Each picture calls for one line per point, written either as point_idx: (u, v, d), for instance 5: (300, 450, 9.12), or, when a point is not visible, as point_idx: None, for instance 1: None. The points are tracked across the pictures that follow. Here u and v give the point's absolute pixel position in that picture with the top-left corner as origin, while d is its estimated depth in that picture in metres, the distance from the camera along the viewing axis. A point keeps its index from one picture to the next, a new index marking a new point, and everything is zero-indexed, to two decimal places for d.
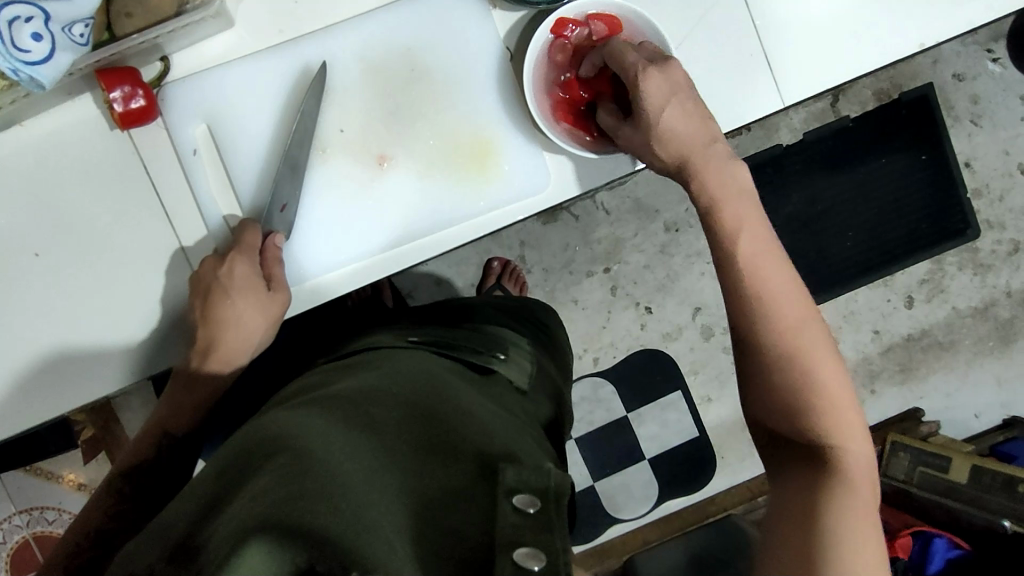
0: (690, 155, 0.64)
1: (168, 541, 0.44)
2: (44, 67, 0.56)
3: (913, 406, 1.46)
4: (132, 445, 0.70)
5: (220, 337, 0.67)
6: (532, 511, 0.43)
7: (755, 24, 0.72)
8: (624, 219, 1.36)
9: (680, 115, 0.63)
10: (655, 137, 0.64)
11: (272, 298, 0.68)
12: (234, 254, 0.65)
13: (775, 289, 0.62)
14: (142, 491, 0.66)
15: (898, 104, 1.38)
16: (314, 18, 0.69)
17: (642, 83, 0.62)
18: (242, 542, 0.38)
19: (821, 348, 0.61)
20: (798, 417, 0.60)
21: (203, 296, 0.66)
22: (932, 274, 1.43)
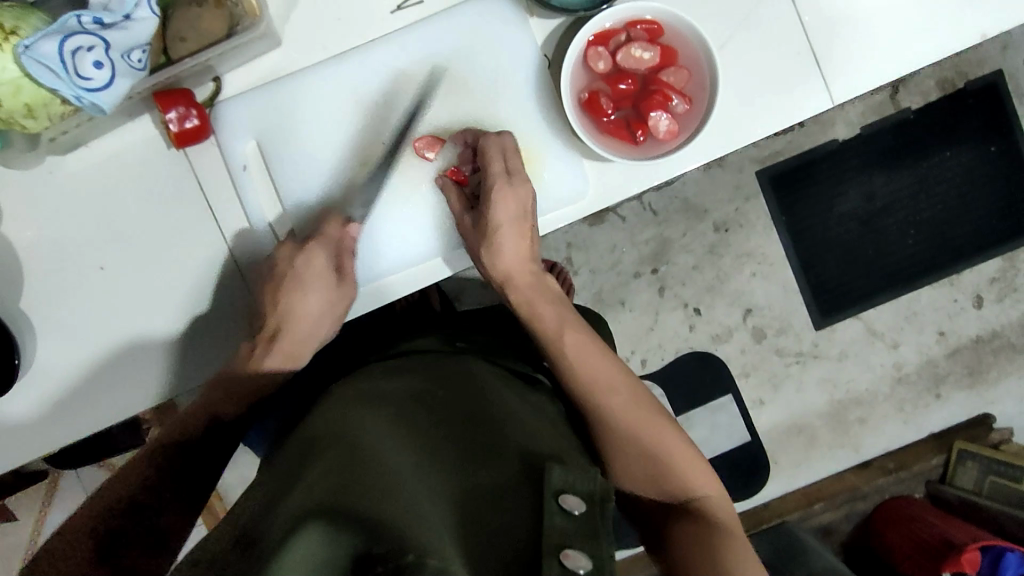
0: (513, 273, 0.71)
1: (232, 532, 0.45)
2: (105, 93, 0.59)
3: (982, 411, 1.39)
4: (179, 421, 0.70)
5: (290, 321, 0.71)
6: (578, 512, 0.42)
7: (802, 21, 0.70)
8: (672, 219, 1.34)
9: (516, 238, 0.70)
10: (490, 248, 0.69)
11: (340, 289, 0.71)
12: (314, 242, 0.69)
13: (604, 378, 0.65)
14: (178, 474, 0.64)
15: (964, 94, 1.31)
16: (357, 33, 0.71)
17: (495, 200, 0.67)
18: (300, 527, 0.39)
19: (638, 406, 0.63)
20: (656, 481, 0.61)
21: (278, 281, 0.70)
22: (1003, 272, 1.35)
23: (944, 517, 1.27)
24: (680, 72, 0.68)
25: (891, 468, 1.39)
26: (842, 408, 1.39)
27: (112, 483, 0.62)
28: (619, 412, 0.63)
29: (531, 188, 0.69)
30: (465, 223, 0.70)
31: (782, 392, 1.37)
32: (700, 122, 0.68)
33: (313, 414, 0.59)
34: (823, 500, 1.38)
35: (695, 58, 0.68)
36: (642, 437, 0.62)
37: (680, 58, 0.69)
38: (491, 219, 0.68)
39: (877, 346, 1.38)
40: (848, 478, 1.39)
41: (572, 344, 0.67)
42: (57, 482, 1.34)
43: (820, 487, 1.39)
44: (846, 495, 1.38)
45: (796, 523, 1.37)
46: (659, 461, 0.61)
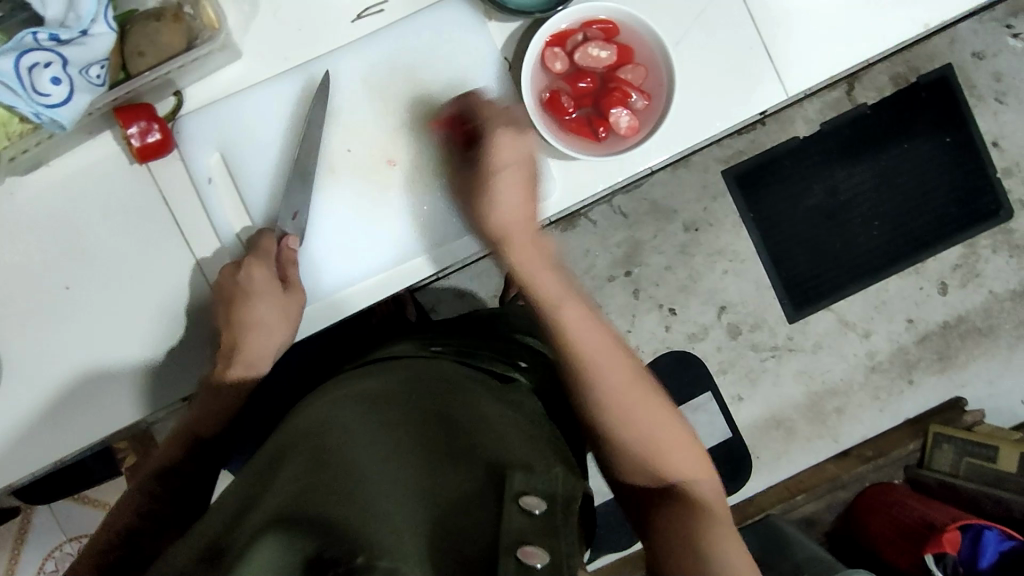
0: (511, 228, 0.64)
1: (197, 542, 0.45)
2: (64, 109, 0.59)
3: (954, 395, 1.41)
4: (166, 450, 0.71)
5: (246, 339, 0.70)
6: (539, 512, 0.41)
7: (753, 17, 0.72)
8: (642, 221, 1.35)
9: (513, 189, 0.64)
10: (487, 193, 0.64)
11: (289, 298, 0.70)
12: (250, 258, 0.68)
13: (597, 342, 0.62)
14: (171, 498, 0.65)
15: (916, 88, 1.36)
16: (318, 43, 0.72)
17: (495, 139, 0.64)
18: (257, 540, 0.39)
19: (637, 390, 0.62)
20: (646, 462, 0.62)
21: (227, 302, 0.69)
22: (965, 258, 1.39)
23: (924, 500, 1.29)
24: (638, 71, 0.70)
25: (869, 456, 1.41)
26: (819, 399, 1.41)
27: (112, 517, 0.64)
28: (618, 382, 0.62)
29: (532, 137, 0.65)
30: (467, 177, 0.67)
31: (760, 386, 1.39)
32: (660, 117, 0.70)
33: (291, 418, 0.59)
34: (804, 492, 1.39)
35: (652, 56, 0.70)
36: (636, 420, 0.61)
37: (637, 56, 0.70)
38: (491, 155, 0.64)
39: (849, 336, 1.40)
40: (829, 468, 1.41)
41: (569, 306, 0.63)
42: (29, 519, 1.30)
43: (801, 479, 1.40)
44: (828, 485, 1.40)
45: (780, 516, 1.38)
46: (653, 438, 0.62)
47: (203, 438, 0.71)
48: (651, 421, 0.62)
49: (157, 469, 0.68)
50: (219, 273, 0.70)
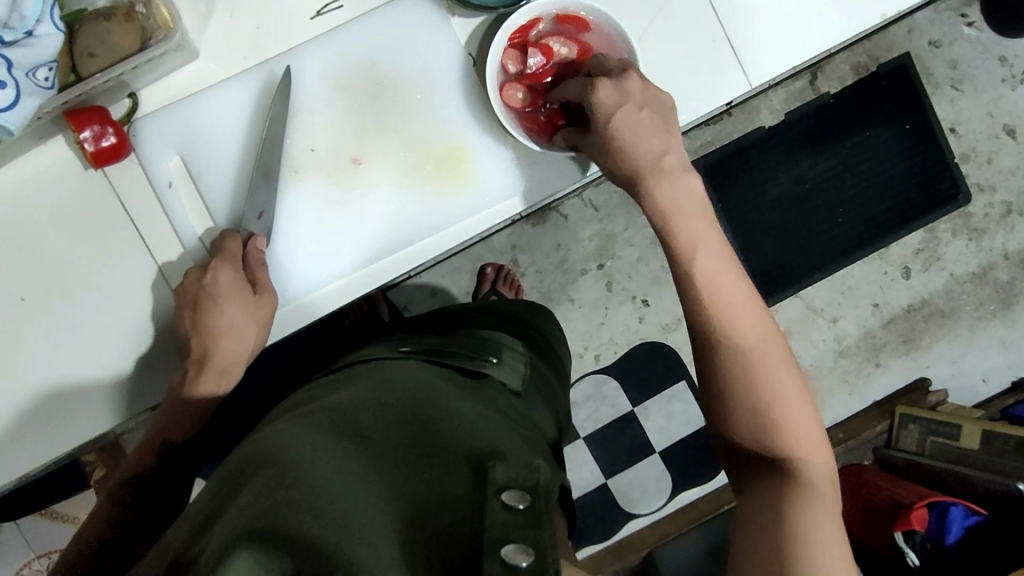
0: (641, 172, 0.64)
1: (164, 555, 0.44)
2: (12, 113, 0.56)
3: (919, 375, 1.45)
4: (139, 450, 0.70)
5: (214, 347, 0.67)
6: (521, 507, 0.42)
7: (716, 10, 0.72)
8: (613, 214, 1.36)
9: (647, 132, 0.63)
10: (608, 143, 0.63)
11: (259, 300, 0.68)
12: (216, 262, 0.66)
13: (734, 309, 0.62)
14: (142, 505, 0.66)
15: (877, 76, 1.38)
16: (277, 42, 0.70)
17: (595, 92, 0.62)
18: (229, 550, 0.38)
19: (780, 363, 0.62)
20: (760, 428, 0.60)
21: (191, 306, 0.66)
22: (927, 242, 1.43)
23: (893, 480, 1.33)
24: (609, 87, 0.62)
25: (840, 438, 1.44)
26: None
27: (86, 522, 0.65)
28: (734, 344, 0.62)
29: (637, 76, 0.63)
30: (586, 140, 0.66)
31: None
32: None
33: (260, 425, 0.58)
34: None
35: (615, 47, 0.69)
36: (775, 387, 0.60)
37: (600, 49, 0.70)
38: (597, 112, 0.63)
39: (817, 322, 1.43)
40: None
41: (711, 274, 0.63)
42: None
43: None
44: None
45: None
46: (760, 398, 0.60)
47: (172, 442, 0.70)
48: (763, 391, 0.60)
49: (127, 475, 0.68)
50: (183, 275, 0.68)
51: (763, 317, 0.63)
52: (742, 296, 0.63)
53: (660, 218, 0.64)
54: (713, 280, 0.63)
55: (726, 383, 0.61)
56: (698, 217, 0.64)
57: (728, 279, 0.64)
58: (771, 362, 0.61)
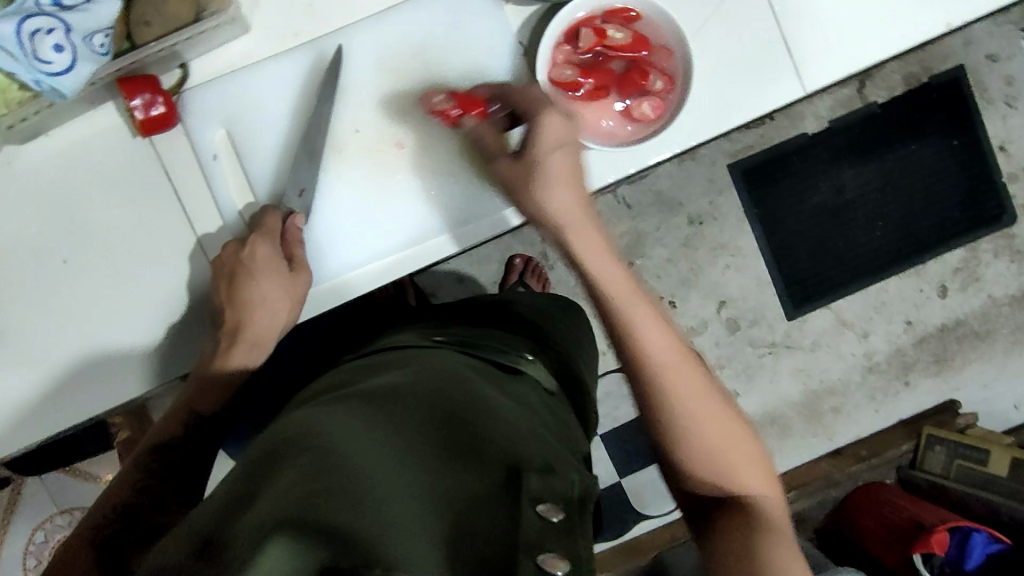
0: (572, 218, 0.62)
1: (195, 532, 0.44)
2: (67, 78, 0.57)
3: (949, 397, 1.42)
4: (164, 421, 0.69)
5: (248, 318, 0.69)
6: (555, 518, 0.45)
7: (774, 11, 0.70)
8: (646, 212, 1.34)
9: (561, 169, 0.62)
10: (540, 180, 0.62)
11: (294, 277, 0.69)
12: (255, 235, 0.67)
13: (676, 359, 0.61)
14: (169, 474, 0.64)
15: (927, 89, 1.34)
16: (328, 20, 0.70)
17: (540, 122, 0.62)
18: (268, 538, 0.39)
19: (715, 404, 0.62)
20: (713, 471, 0.60)
21: (228, 278, 0.68)
22: (966, 262, 1.39)
23: (915, 501, 1.29)
24: (561, 121, 0.62)
25: (863, 455, 1.41)
26: (815, 397, 1.41)
27: (109, 490, 0.63)
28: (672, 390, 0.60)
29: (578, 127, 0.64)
30: (503, 162, 0.65)
31: (757, 382, 1.39)
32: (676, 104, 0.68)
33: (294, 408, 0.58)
34: (796, 489, 1.41)
35: (669, 43, 0.68)
36: (716, 429, 0.60)
37: (654, 44, 0.68)
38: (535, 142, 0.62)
39: (847, 336, 1.40)
40: (822, 466, 1.41)
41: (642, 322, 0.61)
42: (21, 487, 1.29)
43: (793, 475, 1.43)
44: (821, 483, 1.40)
45: None
46: (705, 442, 0.60)
47: (202, 413, 0.70)
48: (710, 434, 0.60)
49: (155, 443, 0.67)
50: (222, 247, 0.69)
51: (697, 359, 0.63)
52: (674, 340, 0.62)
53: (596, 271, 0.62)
54: (648, 329, 0.61)
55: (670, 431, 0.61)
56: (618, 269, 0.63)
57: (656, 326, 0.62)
58: (708, 404, 0.61)
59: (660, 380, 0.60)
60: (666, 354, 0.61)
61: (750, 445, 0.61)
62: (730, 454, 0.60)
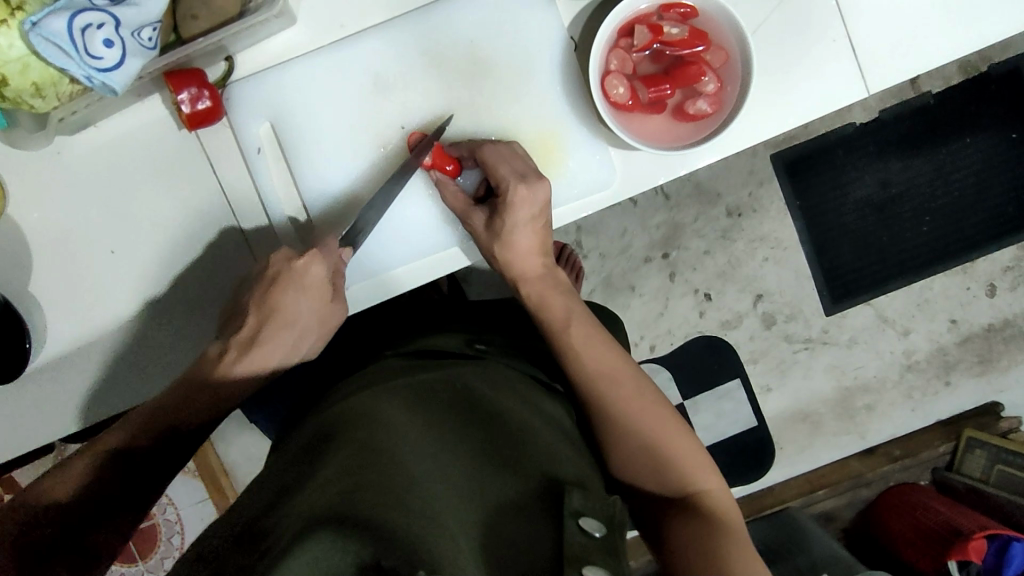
0: (522, 273, 0.69)
1: (238, 526, 0.46)
2: (117, 73, 0.57)
3: (991, 399, 1.38)
4: (180, 395, 0.63)
5: (276, 335, 0.65)
6: (598, 534, 0.46)
7: (839, 6, 0.67)
8: (685, 203, 1.30)
9: (528, 233, 0.67)
10: (502, 242, 0.67)
11: (331, 307, 0.67)
12: (312, 252, 0.64)
13: (609, 371, 0.65)
14: (126, 483, 0.59)
15: (987, 78, 1.27)
16: (374, 12, 0.68)
17: (510, 198, 0.64)
18: (312, 528, 0.38)
19: (660, 409, 0.63)
20: (664, 476, 0.62)
21: (268, 284, 0.64)
22: (1018, 261, 1.34)
23: (950, 505, 1.27)
24: (525, 194, 0.64)
25: (897, 455, 1.38)
26: (850, 395, 1.38)
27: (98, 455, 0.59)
28: (614, 402, 0.63)
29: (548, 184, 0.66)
30: (473, 222, 0.68)
31: (791, 378, 1.36)
32: (733, 104, 0.66)
33: (331, 402, 0.59)
34: (826, 487, 1.37)
35: (728, 41, 0.65)
36: (661, 436, 0.62)
37: (711, 41, 0.66)
38: (506, 211, 0.65)
39: (887, 333, 1.36)
40: (854, 465, 1.38)
41: (579, 339, 0.66)
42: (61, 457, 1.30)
43: (825, 473, 1.38)
44: (851, 482, 1.38)
45: (800, 509, 1.36)
46: (653, 447, 0.62)
47: (183, 426, 0.62)
48: (656, 441, 0.62)
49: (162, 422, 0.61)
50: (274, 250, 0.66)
51: (631, 368, 0.66)
52: (610, 357, 0.65)
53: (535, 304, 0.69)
54: (582, 350, 0.66)
55: (616, 441, 0.63)
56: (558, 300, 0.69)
57: (596, 344, 0.66)
58: (652, 410, 0.63)
59: (597, 391, 0.64)
60: (593, 366, 0.65)
61: (694, 444, 0.63)
62: (675, 453, 0.62)
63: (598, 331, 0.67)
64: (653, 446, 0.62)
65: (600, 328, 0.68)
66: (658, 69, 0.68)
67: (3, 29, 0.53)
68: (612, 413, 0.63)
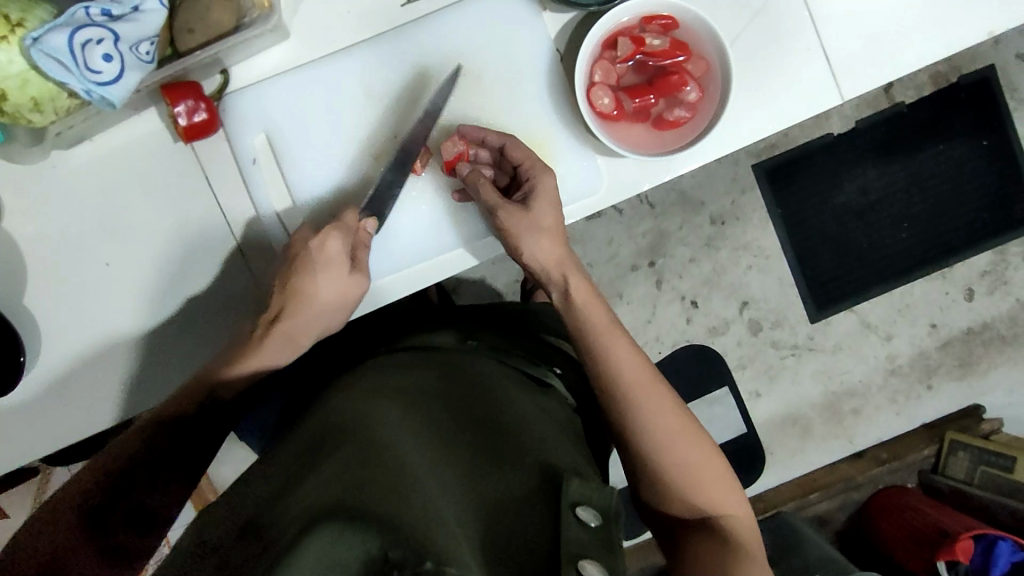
0: (562, 264, 0.68)
1: (237, 521, 0.46)
2: (115, 87, 0.58)
3: (973, 401, 1.41)
4: (180, 392, 0.64)
5: (297, 312, 0.65)
6: (595, 524, 0.47)
7: (811, 18, 0.70)
8: (669, 212, 1.33)
9: (557, 221, 0.68)
10: (541, 229, 0.66)
11: (352, 278, 0.66)
12: (330, 228, 0.64)
13: (642, 389, 0.64)
14: (170, 450, 0.60)
15: (957, 88, 1.32)
16: (365, 27, 0.70)
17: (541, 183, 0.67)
18: (314, 521, 0.40)
19: (692, 435, 0.64)
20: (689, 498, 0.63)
21: (290, 262, 0.65)
22: (994, 265, 1.37)
23: (936, 505, 1.29)
24: (552, 180, 0.68)
25: (884, 458, 1.40)
26: (836, 399, 1.40)
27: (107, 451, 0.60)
28: (651, 430, 0.63)
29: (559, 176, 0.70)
30: (508, 213, 0.66)
31: (779, 383, 1.38)
32: (714, 112, 0.68)
33: (328, 400, 0.61)
34: (818, 491, 1.39)
35: (708, 51, 0.68)
36: (692, 461, 0.63)
37: (692, 51, 0.68)
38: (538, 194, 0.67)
39: (870, 338, 1.39)
40: (843, 469, 1.40)
41: (613, 348, 0.66)
42: (47, 477, 1.29)
43: (815, 477, 1.40)
44: (841, 485, 1.40)
45: (793, 512, 1.38)
46: (684, 473, 0.63)
47: (221, 396, 0.64)
48: (686, 466, 0.63)
49: (164, 416, 0.62)
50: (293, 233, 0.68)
51: (663, 389, 0.65)
52: (647, 378, 0.65)
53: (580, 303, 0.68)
54: (620, 367, 0.65)
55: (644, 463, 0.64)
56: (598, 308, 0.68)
57: (631, 364, 0.65)
58: (683, 437, 0.64)
59: (622, 399, 0.64)
60: (628, 372, 0.65)
61: (712, 456, 0.65)
62: (700, 476, 0.63)
63: (631, 340, 0.67)
64: (680, 467, 0.63)
65: (635, 346, 0.67)
66: (641, 79, 0.71)
67: (4, 45, 0.55)
68: (647, 438, 0.63)
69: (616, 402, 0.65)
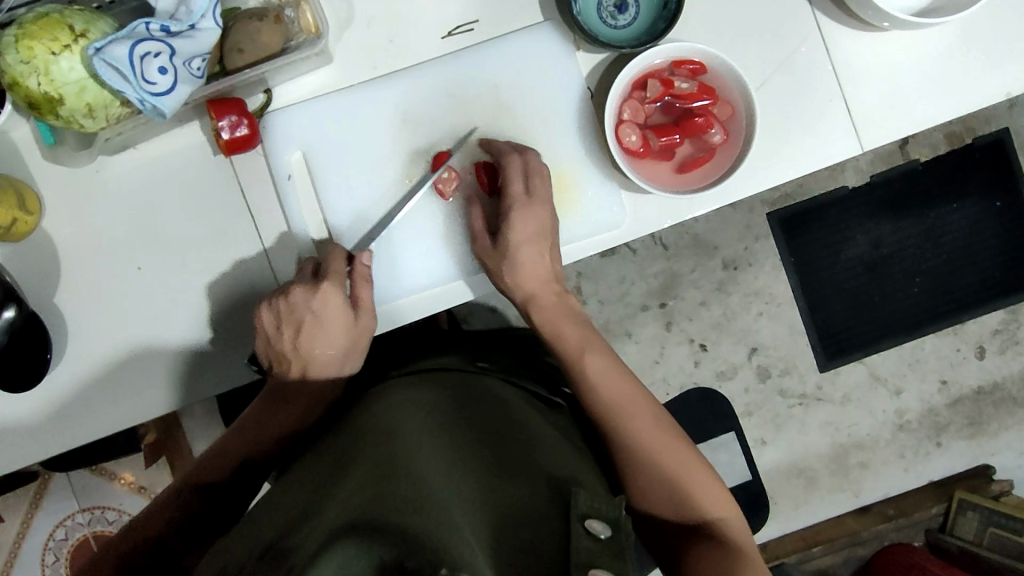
0: (535, 292, 0.71)
1: (258, 545, 0.48)
2: (168, 98, 0.61)
3: (982, 462, 1.40)
4: (211, 457, 0.69)
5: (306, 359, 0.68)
6: (605, 535, 0.47)
7: (835, 72, 0.73)
8: (683, 254, 1.34)
9: (532, 252, 0.70)
10: (509, 261, 0.70)
11: (358, 322, 0.68)
12: (325, 283, 0.66)
13: (621, 396, 0.67)
14: (204, 515, 0.66)
15: (972, 148, 1.34)
16: (406, 55, 0.73)
17: (511, 218, 0.68)
18: (332, 545, 0.41)
19: (672, 437, 0.66)
20: (676, 498, 0.63)
21: (290, 321, 0.67)
22: (1006, 325, 1.38)
23: (945, 566, 1.25)
24: (525, 210, 0.68)
25: (890, 514, 1.39)
26: (843, 452, 1.39)
27: (147, 513, 0.66)
28: (634, 432, 0.65)
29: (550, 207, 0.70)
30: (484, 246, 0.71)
31: (786, 432, 1.37)
32: (737, 155, 0.71)
33: (352, 418, 0.63)
34: (821, 544, 1.37)
35: (733, 97, 0.70)
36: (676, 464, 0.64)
37: (718, 96, 0.70)
38: (509, 230, 0.68)
39: (879, 392, 1.38)
40: (847, 523, 1.38)
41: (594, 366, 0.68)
42: (45, 485, 1.28)
43: (819, 530, 1.38)
44: (845, 540, 1.38)
45: (794, 566, 1.36)
46: (668, 473, 0.64)
47: (251, 459, 0.70)
48: (669, 466, 0.64)
49: (198, 480, 0.68)
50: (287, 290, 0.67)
51: (642, 395, 0.68)
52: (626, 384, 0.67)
53: (549, 328, 0.71)
54: (599, 376, 0.67)
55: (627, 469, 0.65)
56: (570, 327, 0.71)
57: (610, 371, 0.68)
58: (661, 440, 0.65)
59: (608, 411, 0.66)
60: (604, 387, 0.67)
61: (701, 468, 0.65)
62: (684, 477, 0.63)
63: (608, 351, 0.70)
64: (662, 468, 0.64)
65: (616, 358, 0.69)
66: (668, 118, 0.73)
67: (67, 53, 0.58)
68: (624, 441, 0.65)
69: (601, 412, 0.66)
